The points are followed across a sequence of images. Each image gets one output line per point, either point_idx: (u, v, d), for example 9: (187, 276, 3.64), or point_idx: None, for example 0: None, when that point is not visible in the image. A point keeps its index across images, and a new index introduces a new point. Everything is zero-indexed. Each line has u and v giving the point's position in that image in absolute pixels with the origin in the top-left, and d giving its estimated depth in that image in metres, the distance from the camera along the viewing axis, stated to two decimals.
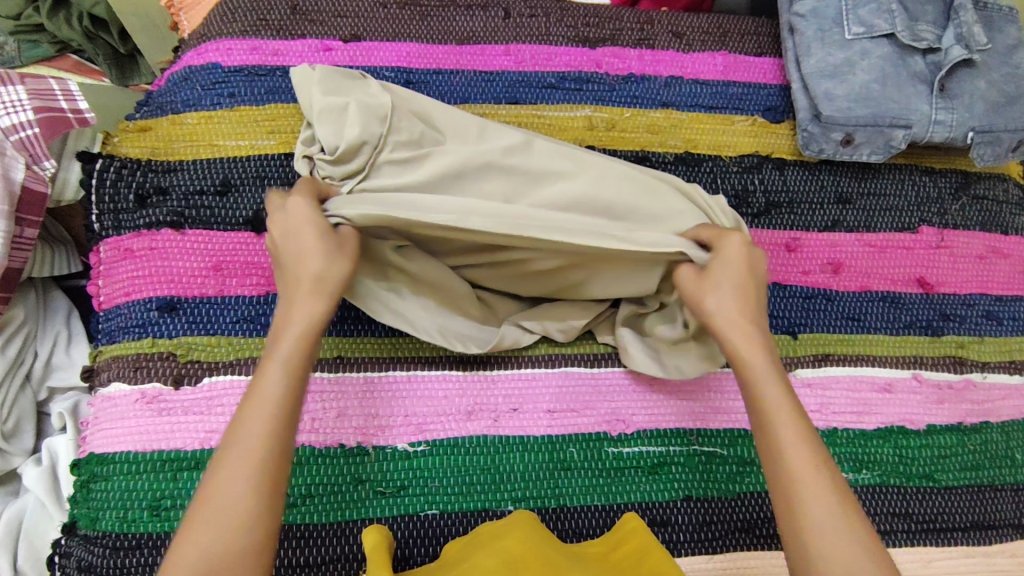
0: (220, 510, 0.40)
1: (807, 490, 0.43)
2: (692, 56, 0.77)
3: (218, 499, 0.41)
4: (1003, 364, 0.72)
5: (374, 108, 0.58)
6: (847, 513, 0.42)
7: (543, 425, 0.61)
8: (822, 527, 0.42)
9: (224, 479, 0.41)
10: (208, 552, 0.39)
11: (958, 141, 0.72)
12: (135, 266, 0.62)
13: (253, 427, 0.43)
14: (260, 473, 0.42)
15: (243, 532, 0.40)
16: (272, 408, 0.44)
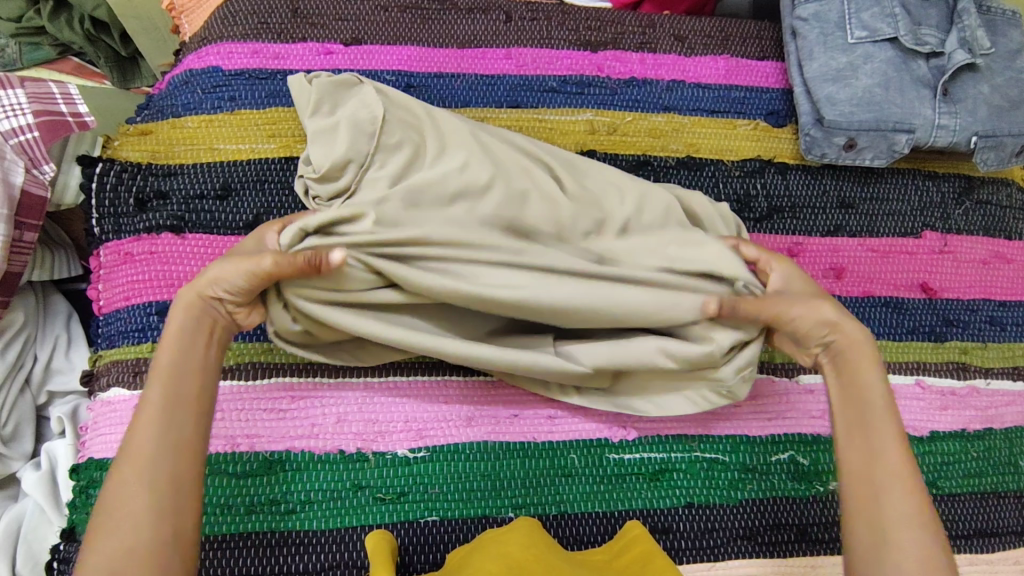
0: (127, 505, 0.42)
1: (887, 489, 0.47)
2: (693, 59, 0.76)
3: (123, 496, 0.42)
4: (1006, 370, 0.71)
5: (361, 124, 0.59)
6: (926, 514, 0.46)
7: (544, 431, 0.60)
8: (899, 520, 0.45)
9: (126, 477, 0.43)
10: (114, 546, 0.41)
11: (961, 146, 0.72)
12: (134, 271, 0.62)
13: (148, 426, 0.45)
14: (166, 465, 0.44)
15: (153, 530, 0.42)
16: (180, 410, 0.47)
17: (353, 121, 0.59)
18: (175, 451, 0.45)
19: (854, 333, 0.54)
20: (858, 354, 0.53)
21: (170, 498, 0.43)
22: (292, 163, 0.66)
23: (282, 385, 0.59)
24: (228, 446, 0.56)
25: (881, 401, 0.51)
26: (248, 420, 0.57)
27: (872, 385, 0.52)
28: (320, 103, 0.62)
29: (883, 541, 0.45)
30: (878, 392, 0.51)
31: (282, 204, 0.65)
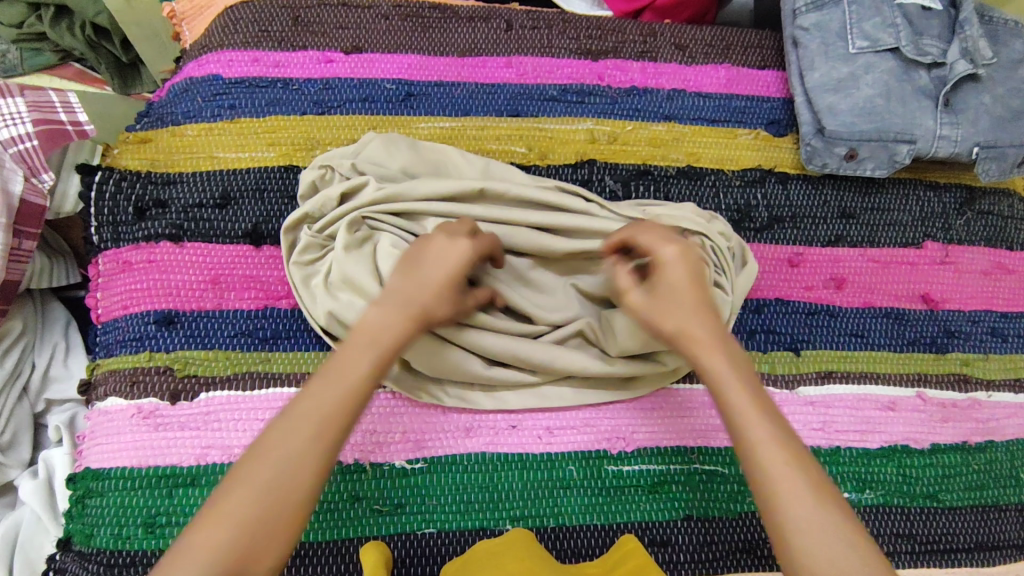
0: (271, 475, 0.40)
1: (785, 490, 0.42)
2: (695, 68, 0.76)
3: (273, 461, 0.41)
4: (1008, 382, 0.71)
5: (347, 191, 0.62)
6: (824, 511, 0.41)
7: (542, 443, 0.60)
8: (800, 523, 0.41)
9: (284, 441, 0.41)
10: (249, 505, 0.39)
11: (963, 156, 0.72)
12: (133, 279, 0.62)
13: (329, 401, 0.43)
14: (312, 460, 0.42)
15: (292, 502, 0.40)
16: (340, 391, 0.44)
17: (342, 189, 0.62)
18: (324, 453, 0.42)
19: (693, 321, 0.49)
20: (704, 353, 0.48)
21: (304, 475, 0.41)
22: (291, 172, 0.66)
23: (280, 396, 0.59)
24: (225, 457, 0.57)
25: (748, 400, 0.46)
26: (248, 431, 0.58)
27: (735, 387, 0.47)
28: (304, 210, 0.62)
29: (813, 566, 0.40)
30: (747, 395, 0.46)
31: (282, 212, 0.65)
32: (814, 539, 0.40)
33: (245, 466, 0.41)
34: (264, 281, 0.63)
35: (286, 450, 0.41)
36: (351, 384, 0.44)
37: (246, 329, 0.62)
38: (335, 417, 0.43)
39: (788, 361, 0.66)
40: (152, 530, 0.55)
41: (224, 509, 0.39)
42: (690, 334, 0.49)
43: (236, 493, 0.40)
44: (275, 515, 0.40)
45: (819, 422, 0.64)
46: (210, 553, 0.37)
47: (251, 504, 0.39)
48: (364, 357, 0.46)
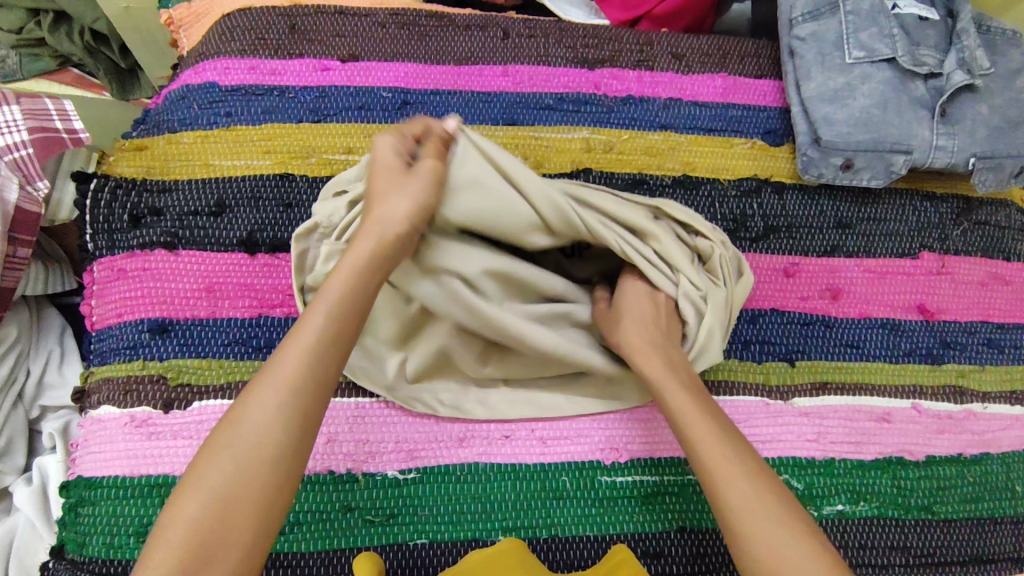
0: (240, 441, 0.42)
1: (723, 476, 0.47)
2: (691, 77, 0.76)
3: (244, 429, 0.42)
4: (1005, 394, 0.70)
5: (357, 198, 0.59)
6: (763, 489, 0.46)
7: (535, 453, 0.60)
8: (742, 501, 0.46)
9: (252, 406, 0.43)
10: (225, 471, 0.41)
11: (959, 167, 0.71)
12: (127, 287, 0.62)
13: (294, 364, 0.44)
14: (285, 422, 0.43)
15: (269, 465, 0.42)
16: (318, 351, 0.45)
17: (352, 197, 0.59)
18: (293, 414, 0.43)
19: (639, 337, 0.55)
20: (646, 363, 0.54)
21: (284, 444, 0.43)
22: (287, 181, 0.67)
23: None
24: None
25: (688, 404, 0.51)
26: None
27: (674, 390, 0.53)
28: (317, 220, 0.60)
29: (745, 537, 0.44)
30: (684, 399, 0.52)
31: (277, 221, 0.65)
32: (747, 515, 0.45)
33: (222, 437, 0.42)
34: (258, 289, 0.63)
35: (254, 416, 0.43)
36: (310, 343, 0.45)
37: (239, 337, 0.62)
38: (300, 377, 0.44)
39: (783, 372, 0.66)
40: (144, 539, 0.55)
41: (203, 476, 0.41)
42: (640, 349, 0.55)
43: (210, 462, 0.41)
44: (251, 478, 0.41)
45: (813, 434, 0.64)
46: (193, 517, 0.39)
47: (223, 471, 0.41)
48: (314, 314, 0.47)
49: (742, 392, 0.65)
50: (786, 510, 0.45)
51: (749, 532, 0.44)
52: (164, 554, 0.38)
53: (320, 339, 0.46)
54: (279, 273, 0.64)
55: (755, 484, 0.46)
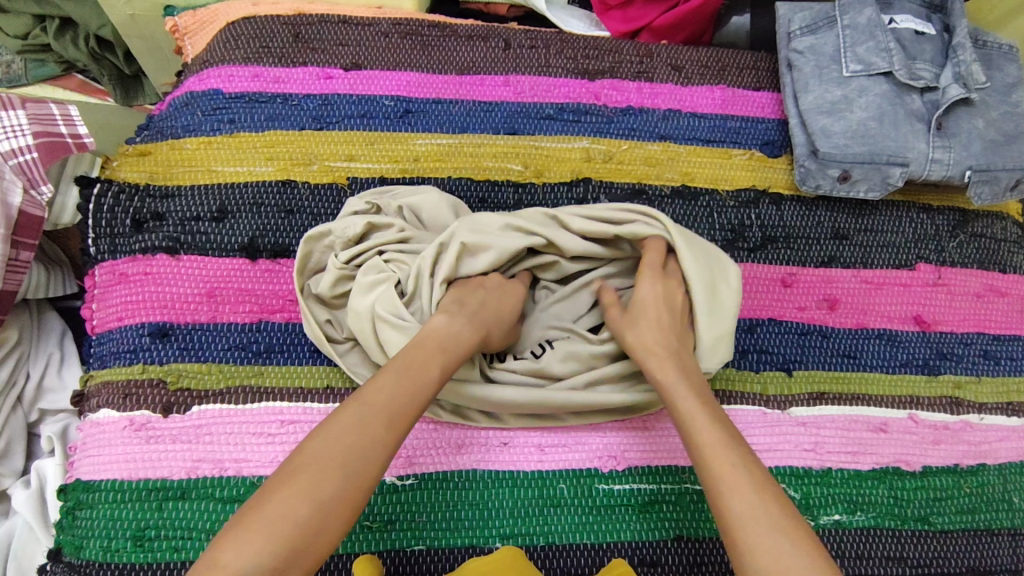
0: (344, 461, 0.43)
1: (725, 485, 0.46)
2: (690, 89, 0.77)
3: (350, 444, 0.43)
4: (1001, 405, 0.71)
5: (379, 226, 0.63)
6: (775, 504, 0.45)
7: (533, 461, 0.60)
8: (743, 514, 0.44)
9: (360, 425, 0.44)
10: (321, 474, 0.42)
11: (956, 180, 0.72)
12: (128, 291, 0.62)
13: (401, 397, 0.47)
14: (386, 446, 0.45)
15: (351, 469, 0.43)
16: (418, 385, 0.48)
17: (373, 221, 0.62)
18: (388, 450, 0.45)
19: (659, 350, 0.56)
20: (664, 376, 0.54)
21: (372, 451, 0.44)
22: (290, 187, 0.67)
23: (271, 410, 0.59)
24: (216, 471, 0.57)
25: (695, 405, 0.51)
26: (239, 445, 0.58)
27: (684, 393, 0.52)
28: (329, 228, 0.62)
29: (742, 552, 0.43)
30: (699, 411, 0.51)
31: (278, 226, 0.66)
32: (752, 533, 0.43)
33: (324, 446, 0.43)
34: (258, 295, 0.64)
35: (359, 437, 0.44)
36: (417, 387, 0.48)
37: (240, 342, 0.62)
38: (402, 414, 0.46)
39: (781, 382, 0.66)
40: (141, 543, 0.55)
41: (306, 480, 0.41)
42: (653, 352, 0.56)
43: (312, 467, 0.42)
44: (347, 496, 0.42)
45: (810, 443, 0.64)
46: (294, 519, 0.39)
47: (332, 483, 0.42)
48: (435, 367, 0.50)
49: (739, 402, 0.65)
50: (798, 531, 0.43)
51: (747, 547, 0.43)
52: (254, 546, 0.38)
53: (423, 384, 0.48)
54: (280, 278, 0.65)
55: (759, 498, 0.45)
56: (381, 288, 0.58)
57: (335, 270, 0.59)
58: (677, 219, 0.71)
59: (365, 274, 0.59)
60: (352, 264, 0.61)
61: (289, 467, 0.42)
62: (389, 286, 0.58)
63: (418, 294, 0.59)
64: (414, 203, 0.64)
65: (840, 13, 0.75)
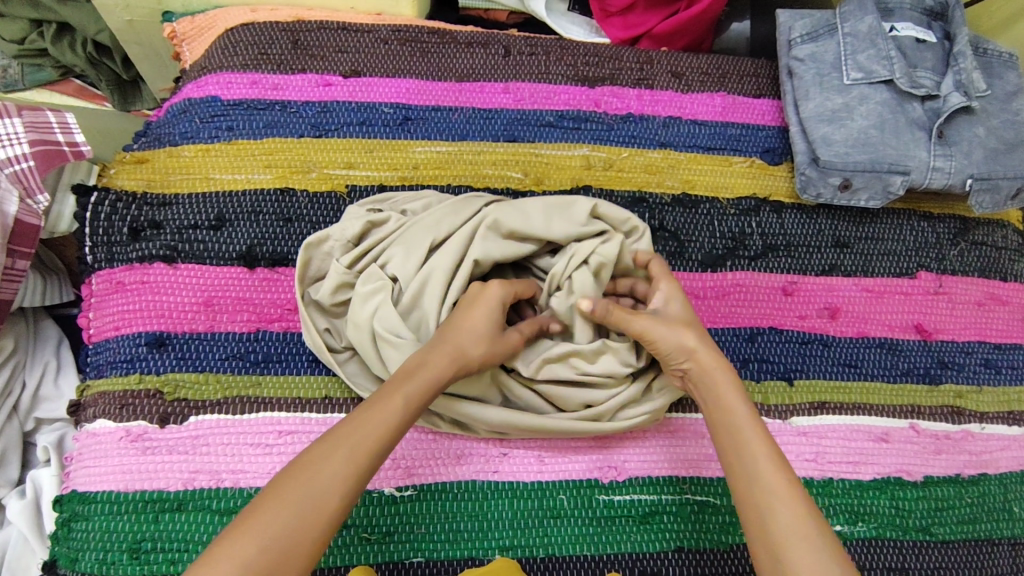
0: (307, 494, 0.43)
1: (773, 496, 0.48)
2: (690, 96, 0.77)
3: (310, 486, 0.44)
4: (1002, 414, 0.70)
5: (378, 227, 0.63)
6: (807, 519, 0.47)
7: (533, 472, 0.60)
8: (785, 524, 0.46)
9: (327, 464, 0.45)
10: (287, 515, 0.42)
11: (957, 188, 0.72)
12: (125, 300, 0.62)
13: (372, 435, 0.47)
14: (352, 486, 0.45)
15: (319, 506, 0.43)
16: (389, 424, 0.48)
17: (374, 221, 0.63)
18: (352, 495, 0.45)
19: (705, 354, 0.55)
20: (710, 374, 0.55)
21: (337, 488, 0.44)
22: (288, 195, 0.67)
23: (269, 421, 0.59)
24: (213, 482, 0.56)
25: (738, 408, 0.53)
26: (237, 456, 0.57)
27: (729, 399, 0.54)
28: (328, 232, 0.62)
29: (773, 549, 0.46)
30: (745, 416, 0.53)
31: (276, 234, 0.66)
32: (791, 536, 0.46)
33: (286, 485, 0.44)
34: (256, 304, 0.63)
35: (328, 477, 0.44)
36: (388, 428, 0.48)
37: (237, 352, 0.61)
38: (371, 455, 0.47)
39: (781, 391, 0.66)
40: (137, 555, 0.54)
41: (266, 517, 0.42)
42: (695, 351, 0.55)
43: (276, 508, 0.42)
44: (314, 534, 0.43)
45: (811, 453, 0.64)
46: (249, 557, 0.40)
47: (292, 522, 0.42)
48: (396, 401, 0.49)
49: None
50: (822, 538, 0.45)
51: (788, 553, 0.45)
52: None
53: (395, 425, 0.49)
54: (278, 287, 0.64)
55: (802, 511, 0.47)
56: (379, 297, 0.58)
57: (339, 275, 0.59)
58: (677, 228, 0.71)
59: (365, 283, 0.59)
60: (355, 268, 0.61)
61: (254, 504, 0.43)
62: (387, 295, 0.58)
63: (415, 301, 0.59)
64: (416, 209, 0.65)
65: (841, 21, 0.75)
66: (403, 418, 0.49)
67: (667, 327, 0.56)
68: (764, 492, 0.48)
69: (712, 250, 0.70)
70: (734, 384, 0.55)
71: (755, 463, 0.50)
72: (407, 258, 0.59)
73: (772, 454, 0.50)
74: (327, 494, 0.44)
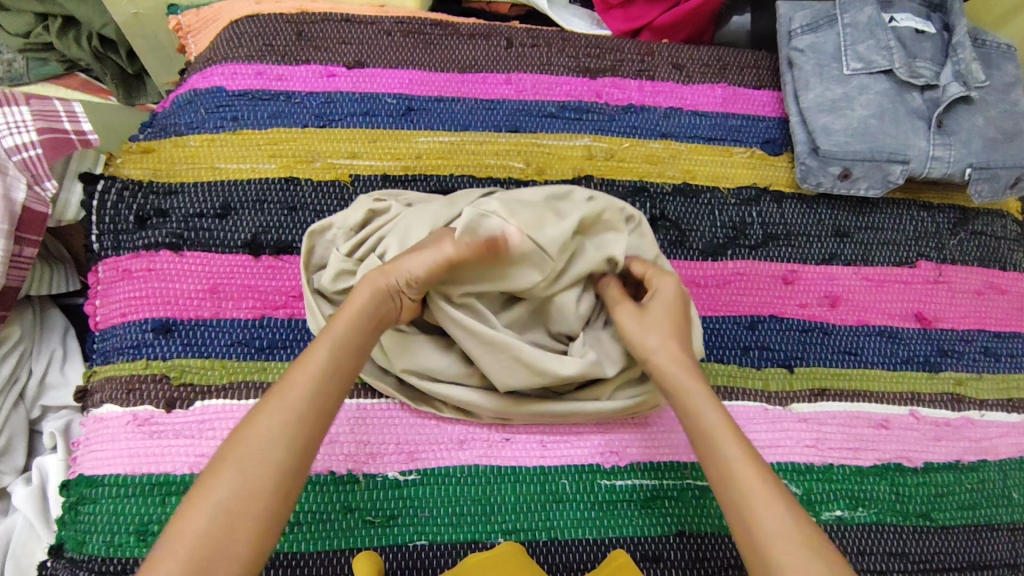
0: (246, 459, 0.43)
1: (756, 502, 0.45)
2: (691, 88, 0.77)
3: (246, 449, 0.43)
4: (1002, 402, 0.71)
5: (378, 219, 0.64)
6: (797, 523, 0.44)
7: (536, 456, 0.61)
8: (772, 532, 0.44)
9: (259, 425, 0.44)
10: (231, 485, 0.42)
11: (956, 177, 0.72)
12: (132, 287, 0.62)
13: (303, 389, 0.46)
14: (291, 440, 0.44)
15: (263, 464, 0.43)
16: (330, 376, 0.47)
17: (376, 209, 0.64)
18: (300, 447, 0.44)
19: (663, 356, 0.54)
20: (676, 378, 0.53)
21: (272, 441, 0.44)
22: (294, 184, 0.67)
23: None
24: None
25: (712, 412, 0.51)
26: None
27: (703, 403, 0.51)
28: (331, 220, 0.64)
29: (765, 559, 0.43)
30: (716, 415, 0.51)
31: (281, 223, 0.66)
32: (774, 541, 0.43)
33: (225, 454, 0.43)
34: (262, 291, 0.64)
35: (263, 439, 0.44)
36: (317, 376, 0.47)
37: (242, 338, 0.62)
38: (311, 408, 0.46)
39: (781, 377, 0.67)
40: (144, 537, 0.55)
41: (208, 492, 0.41)
42: (654, 354, 0.55)
43: (219, 480, 0.42)
44: (262, 491, 0.42)
45: (811, 439, 0.64)
46: (196, 534, 0.40)
47: (232, 487, 0.42)
48: (321, 349, 0.48)
49: (741, 398, 0.65)
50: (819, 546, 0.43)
51: (770, 557, 0.43)
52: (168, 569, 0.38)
53: (324, 373, 0.47)
54: (283, 274, 0.65)
55: (778, 507, 0.45)
56: None
57: (338, 263, 0.60)
58: (678, 217, 0.71)
59: (364, 274, 0.59)
60: (355, 256, 0.61)
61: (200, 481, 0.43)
62: None
63: None
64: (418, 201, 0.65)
65: (840, 12, 0.76)
66: (331, 363, 0.48)
67: (644, 327, 0.55)
68: (739, 496, 0.46)
69: (713, 239, 0.71)
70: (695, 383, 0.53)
71: (726, 466, 0.48)
72: (406, 245, 0.59)
73: (748, 457, 0.48)
74: (264, 452, 0.43)
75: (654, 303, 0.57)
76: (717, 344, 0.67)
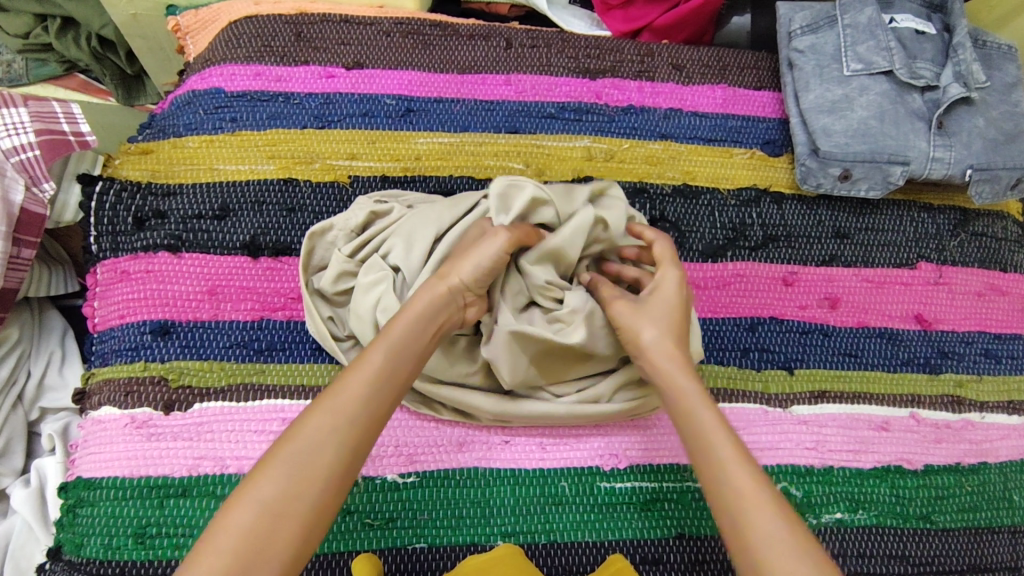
0: (299, 455, 0.42)
1: (745, 501, 0.44)
2: (691, 88, 0.77)
3: (298, 444, 0.43)
4: (1002, 404, 0.71)
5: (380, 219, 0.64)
6: (790, 523, 0.43)
7: (535, 459, 0.60)
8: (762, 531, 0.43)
9: (313, 422, 0.44)
10: (281, 482, 0.41)
11: (956, 178, 0.72)
12: (130, 289, 0.62)
13: (359, 390, 0.46)
14: (343, 441, 0.44)
15: (313, 464, 0.42)
16: (386, 381, 0.47)
17: (377, 211, 0.63)
18: (352, 451, 0.44)
19: (659, 351, 0.53)
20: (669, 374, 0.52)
21: (325, 441, 0.43)
22: (293, 185, 0.67)
23: (272, 408, 0.60)
24: (217, 468, 0.57)
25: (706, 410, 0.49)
26: (240, 442, 0.58)
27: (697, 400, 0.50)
28: (331, 221, 0.63)
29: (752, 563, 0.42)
30: (709, 413, 0.49)
31: (280, 224, 0.66)
32: (761, 541, 0.42)
33: (276, 448, 0.43)
34: (261, 292, 0.64)
35: (316, 437, 0.43)
36: (371, 377, 0.47)
37: (241, 339, 0.62)
38: (365, 411, 0.45)
39: (781, 379, 0.66)
40: (142, 540, 0.55)
41: (257, 488, 0.41)
42: (650, 348, 0.53)
43: (269, 474, 0.41)
44: (310, 491, 0.41)
45: (811, 441, 0.64)
46: (240, 530, 0.39)
47: (281, 484, 0.41)
48: (377, 350, 0.48)
49: (741, 400, 0.65)
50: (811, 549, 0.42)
51: (760, 558, 0.42)
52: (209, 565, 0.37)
53: (380, 375, 0.47)
54: (282, 276, 0.65)
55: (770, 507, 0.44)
56: (380, 288, 0.58)
57: (339, 264, 0.60)
58: (678, 218, 0.71)
59: (366, 275, 0.59)
60: (356, 258, 0.61)
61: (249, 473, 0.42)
62: (387, 285, 0.57)
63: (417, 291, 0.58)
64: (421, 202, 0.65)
65: (841, 12, 0.75)
66: (386, 365, 0.47)
67: (638, 319, 0.54)
68: (731, 494, 0.45)
69: (713, 240, 0.71)
70: (690, 381, 0.51)
71: (718, 463, 0.47)
72: (407, 247, 0.59)
73: (740, 457, 0.47)
74: (315, 450, 0.43)
75: (653, 298, 0.55)
76: (716, 346, 0.67)
